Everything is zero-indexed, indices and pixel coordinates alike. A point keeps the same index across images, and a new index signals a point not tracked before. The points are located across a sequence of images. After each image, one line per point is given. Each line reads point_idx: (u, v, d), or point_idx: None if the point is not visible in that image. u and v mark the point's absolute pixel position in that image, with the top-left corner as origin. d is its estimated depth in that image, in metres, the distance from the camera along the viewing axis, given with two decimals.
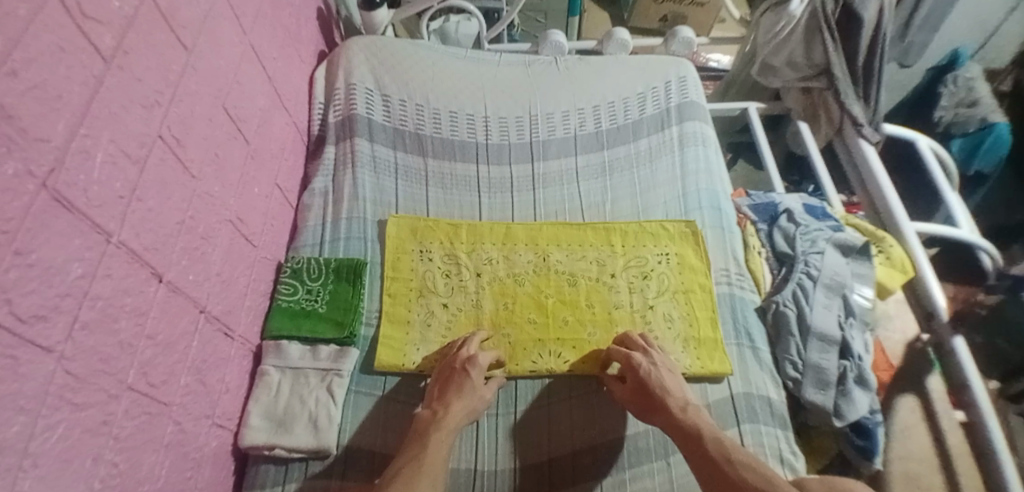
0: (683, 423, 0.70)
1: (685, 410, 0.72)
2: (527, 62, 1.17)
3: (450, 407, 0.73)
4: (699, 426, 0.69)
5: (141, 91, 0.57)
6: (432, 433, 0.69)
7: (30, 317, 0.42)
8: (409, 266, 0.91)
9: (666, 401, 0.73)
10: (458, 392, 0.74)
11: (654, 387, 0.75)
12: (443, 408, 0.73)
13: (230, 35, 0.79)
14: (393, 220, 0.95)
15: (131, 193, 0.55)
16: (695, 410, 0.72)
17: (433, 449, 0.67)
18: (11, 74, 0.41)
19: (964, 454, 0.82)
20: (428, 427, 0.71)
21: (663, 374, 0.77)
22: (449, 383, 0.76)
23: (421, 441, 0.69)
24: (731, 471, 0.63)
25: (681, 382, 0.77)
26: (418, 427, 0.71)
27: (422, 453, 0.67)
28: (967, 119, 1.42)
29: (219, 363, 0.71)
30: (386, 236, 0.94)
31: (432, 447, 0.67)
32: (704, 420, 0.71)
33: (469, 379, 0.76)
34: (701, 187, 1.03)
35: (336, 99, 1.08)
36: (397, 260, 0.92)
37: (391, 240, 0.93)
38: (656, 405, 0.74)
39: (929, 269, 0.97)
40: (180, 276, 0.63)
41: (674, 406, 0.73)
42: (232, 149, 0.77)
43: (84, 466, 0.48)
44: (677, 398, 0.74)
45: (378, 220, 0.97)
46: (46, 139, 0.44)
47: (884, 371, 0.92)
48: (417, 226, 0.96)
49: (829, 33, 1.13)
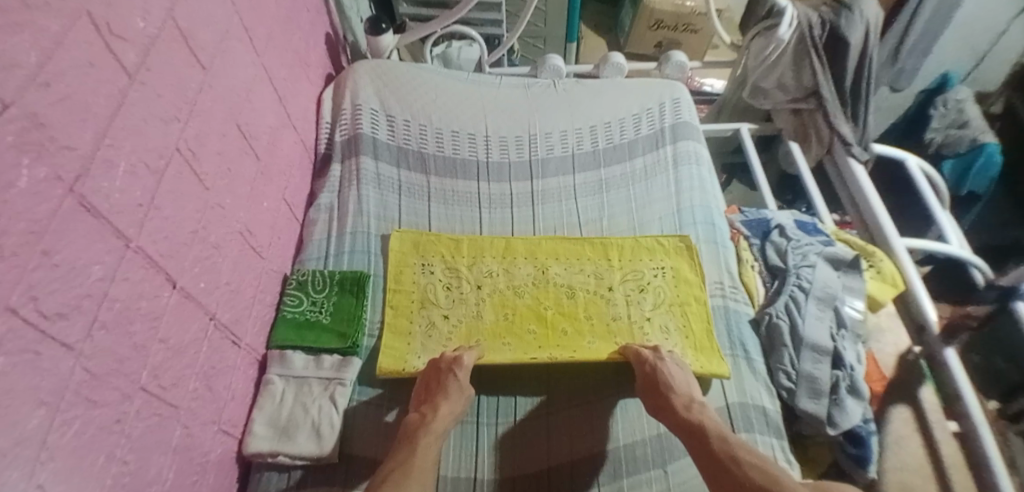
0: (690, 420, 0.73)
1: (690, 408, 0.75)
2: (526, 85, 1.22)
3: (436, 411, 0.74)
4: (704, 423, 0.72)
5: (161, 107, 0.61)
6: (420, 436, 0.71)
7: (52, 314, 0.44)
8: (411, 279, 0.94)
9: (671, 399, 0.76)
10: (445, 394, 0.76)
11: (661, 383, 0.77)
12: (432, 411, 0.74)
13: (244, 56, 0.83)
14: (397, 234, 0.98)
15: (149, 202, 0.58)
16: (700, 407, 0.75)
17: (421, 454, 0.68)
18: (42, 86, 0.44)
19: (959, 464, 0.83)
20: (416, 431, 0.72)
21: (673, 370, 0.79)
22: (438, 386, 0.77)
23: (409, 445, 0.70)
24: (737, 470, 0.64)
25: (688, 378, 0.80)
26: (407, 431, 0.73)
27: (410, 457, 0.68)
28: (957, 141, 1.45)
29: (227, 370, 0.73)
30: (389, 250, 0.97)
31: (420, 452, 0.69)
32: (710, 418, 0.73)
33: (455, 380, 0.77)
34: (695, 204, 1.06)
35: (343, 119, 1.12)
36: (399, 273, 0.94)
37: (394, 254, 0.96)
38: (662, 401, 0.77)
39: (920, 286, 0.99)
40: (192, 284, 0.65)
41: (678, 404, 0.75)
42: (243, 164, 0.81)
43: (97, 463, 0.50)
44: (681, 395, 0.76)
45: (382, 235, 1.00)
46: (73, 147, 0.47)
47: (877, 381, 0.93)
48: (419, 240, 0.98)
49: (817, 56, 1.19)
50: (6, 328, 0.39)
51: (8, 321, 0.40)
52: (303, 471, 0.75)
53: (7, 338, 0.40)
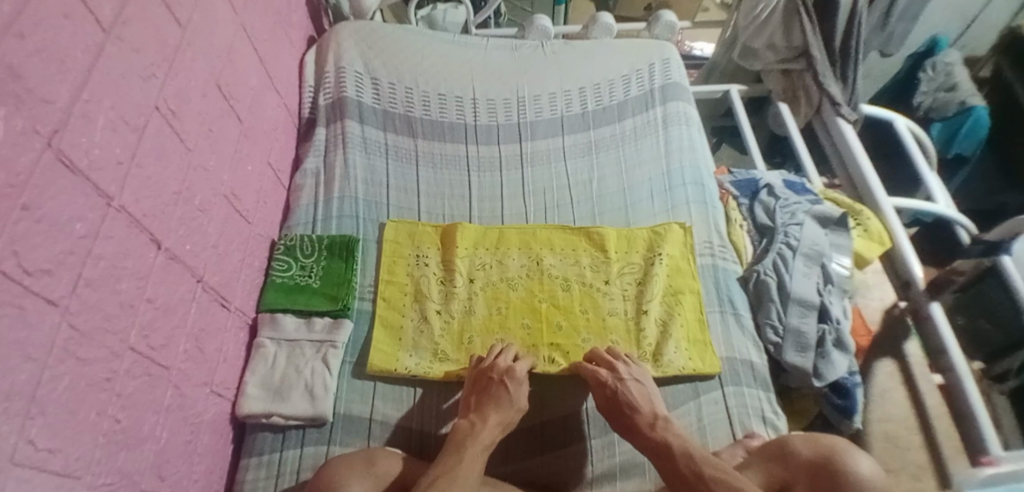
0: (655, 438, 0.68)
1: (655, 426, 0.70)
2: (514, 47, 1.20)
3: (486, 422, 0.70)
4: (668, 439, 0.68)
5: (139, 63, 0.60)
6: (467, 446, 0.66)
7: (35, 270, 0.44)
8: (405, 270, 0.91)
9: (635, 419, 0.72)
10: (496, 405, 0.72)
11: (622, 405, 0.73)
12: (481, 420, 0.70)
13: (224, 15, 0.81)
14: (391, 224, 0.95)
15: (129, 159, 0.57)
16: (665, 425, 0.70)
17: (468, 463, 0.63)
18: (17, 37, 0.43)
19: (943, 415, 0.85)
20: (465, 439, 0.68)
21: (631, 388, 0.74)
22: (485, 394, 0.73)
23: (455, 453, 0.65)
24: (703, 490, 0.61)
25: (649, 392, 0.75)
26: (456, 437, 0.68)
27: (456, 464, 0.63)
28: (946, 104, 1.43)
29: (218, 332, 0.74)
30: (383, 239, 0.94)
31: (468, 461, 0.64)
32: (674, 433, 0.69)
33: (506, 393, 0.73)
34: (685, 165, 1.05)
35: (326, 82, 1.11)
36: (393, 264, 0.91)
37: (388, 244, 0.93)
38: (628, 422, 0.72)
39: (907, 243, 0.99)
40: (178, 245, 0.65)
41: (642, 423, 0.71)
42: (225, 126, 0.80)
43: (90, 418, 0.50)
44: (646, 414, 0.72)
45: (378, 222, 0.97)
46: (50, 101, 0.47)
47: (863, 336, 0.94)
48: (415, 231, 0.95)
49: (807, 15, 1.16)
50: None
51: None
52: (298, 431, 0.75)
53: None
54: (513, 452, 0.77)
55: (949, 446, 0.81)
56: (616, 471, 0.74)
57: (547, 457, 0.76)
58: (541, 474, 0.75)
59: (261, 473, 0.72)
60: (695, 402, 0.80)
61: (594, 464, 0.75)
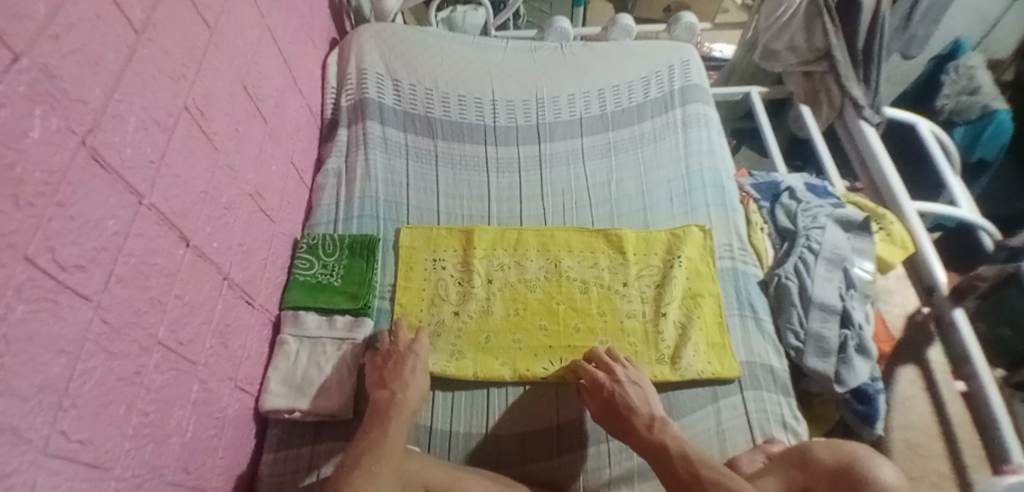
0: (653, 441, 0.67)
1: (651, 428, 0.69)
2: (533, 49, 1.20)
3: (406, 389, 0.72)
4: (665, 440, 0.67)
5: (168, 64, 0.62)
6: (393, 415, 0.69)
7: (69, 266, 0.45)
8: (422, 275, 0.91)
9: (632, 420, 0.71)
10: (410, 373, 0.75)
11: (620, 406, 0.72)
12: (401, 389, 0.72)
13: (249, 17, 0.83)
14: (405, 232, 0.95)
15: (160, 159, 0.59)
16: (662, 426, 0.69)
17: (393, 436, 0.66)
18: (53, 38, 0.45)
19: (965, 423, 0.83)
20: (388, 408, 0.69)
21: (629, 391, 0.74)
22: (399, 365, 0.76)
23: (381, 424, 0.67)
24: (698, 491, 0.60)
25: (649, 394, 0.74)
26: (378, 407, 0.70)
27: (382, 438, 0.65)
28: (969, 107, 1.40)
29: (242, 329, 0.75)
30: (398, 247, 0.94)
31: (393, 433, 0.66)
32: (671, 435, 0.67)
33: (417, 360, 0.77)
34: (704, 167, 1.04)
35: (349, 84, 1.12)
36: (410, 269, 0.92)
37: (403, 252, 0.93)
38: (626, 423, 0.71)
39: (930, 247, 0.96)
40: (205, 243, 0.67)
41: (640, 426, 0.70)
42: (250, 126, 0.81)
43: (119, 411, 0.51)
44: (643, 415, 0.71)
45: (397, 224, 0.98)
46: (84, 101, 0.48)
47: (885, 342, 0.93)
48: (431, 234, 0.95)
49: (829, 17, 1.16)
50: (25, 277, 0.40)
51: (27, 270, 0.40)
52: (321, 428, 0.77)
53: (26, 286, 0.40)
54: (530, 453, 0.77)
55: (971, 455, 0.80)
56: (633, 474, 0.74)
57: (563, 459, 0.76)
58: (559, 475, 0.75)
59: (284, 467, 0.73)
60: (714, 407, 0.80)
61: (612, 467, 0.75)
